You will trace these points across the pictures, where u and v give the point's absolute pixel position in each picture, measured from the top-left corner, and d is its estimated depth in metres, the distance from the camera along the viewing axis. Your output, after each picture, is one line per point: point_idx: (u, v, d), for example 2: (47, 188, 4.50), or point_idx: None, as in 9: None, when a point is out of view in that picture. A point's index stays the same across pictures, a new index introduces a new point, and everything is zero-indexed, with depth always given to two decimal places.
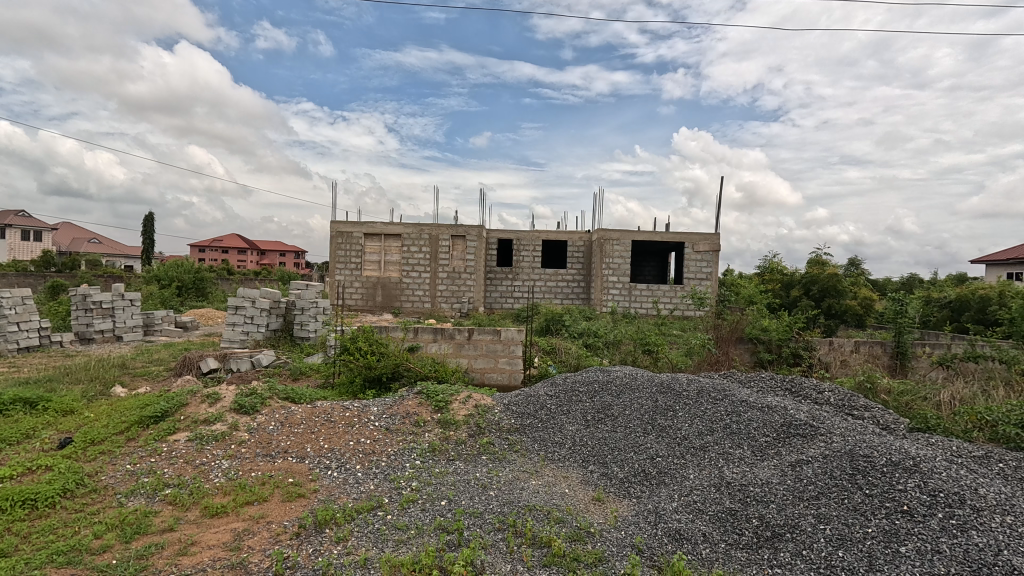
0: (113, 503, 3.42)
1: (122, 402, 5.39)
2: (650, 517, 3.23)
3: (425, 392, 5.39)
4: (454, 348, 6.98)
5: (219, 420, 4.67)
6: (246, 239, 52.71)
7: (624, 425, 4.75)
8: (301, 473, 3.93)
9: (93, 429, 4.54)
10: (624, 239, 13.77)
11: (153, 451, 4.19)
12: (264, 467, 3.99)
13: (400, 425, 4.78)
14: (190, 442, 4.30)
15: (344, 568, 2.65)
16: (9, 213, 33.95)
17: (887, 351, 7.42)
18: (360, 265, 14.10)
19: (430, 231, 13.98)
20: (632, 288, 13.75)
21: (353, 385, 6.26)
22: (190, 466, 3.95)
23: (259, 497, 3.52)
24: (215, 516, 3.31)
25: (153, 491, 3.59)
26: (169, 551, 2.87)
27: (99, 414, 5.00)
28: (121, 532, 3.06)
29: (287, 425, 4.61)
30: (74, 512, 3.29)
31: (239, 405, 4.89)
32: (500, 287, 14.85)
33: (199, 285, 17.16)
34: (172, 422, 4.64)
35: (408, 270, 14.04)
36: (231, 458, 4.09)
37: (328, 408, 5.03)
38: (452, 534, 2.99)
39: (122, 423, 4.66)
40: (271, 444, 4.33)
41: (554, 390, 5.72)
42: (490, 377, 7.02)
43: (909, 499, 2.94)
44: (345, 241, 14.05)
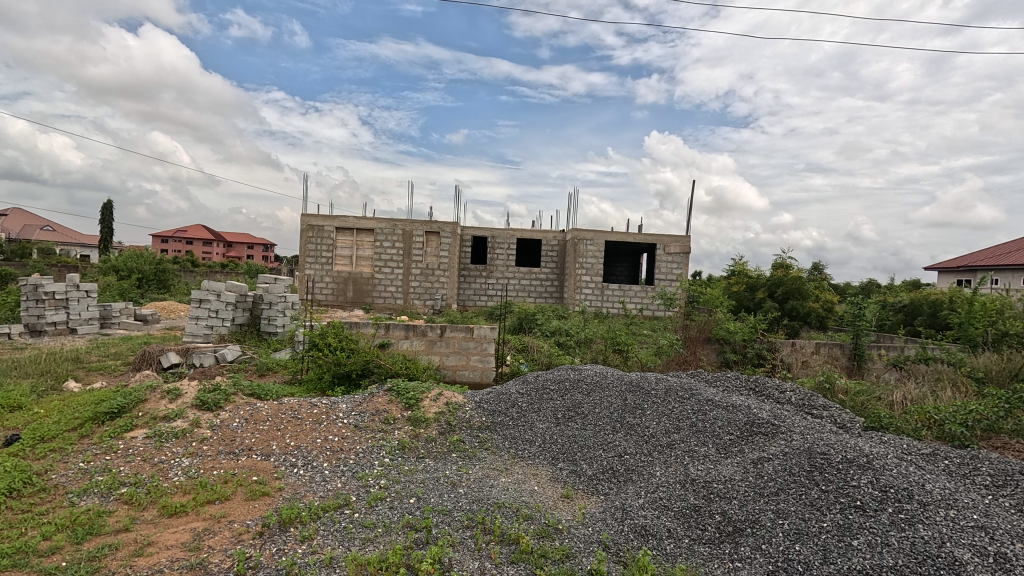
0: (64, 503, 3.27)
1: (75, 398, 5.16)
2: (616, 513, 3.29)
3: (396, 390, 5.34)
4: (426, 345, 6.94)
5: (180, 417, 4.52)
6: (212, 232, 51.27)
7: (594, 423, 4.81)
8: (266, 471, 3.84)
9: (42, 426, 4.34)
10: (598, 239, 13.91)
11: (108, 449, 4.01)
12: (226, 465, 3.89)
13: (369, 423, 4.73)
14: (148, 440, 4.15)
15: (308, 568, 2.61)
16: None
17: (845, 353, 7.73)
18: (331, 260, 13.86)
19: (403, 226, 13.82)
20: (604, 288, 13.92)
21: (321, 381, 6.15)
22: (148, 464, 3.81)
23: (221, 496, 3.42)
24: (173, 515, 3.20)
25: (107, 490, 3.45)
26: (123, 552, 2.76)
27: (50, 410, 4.77)
28: (72, 532, 2.93)
29: (252, 422, 4.50)
30: (20, 512, 3.13)
31: (201, 401, 4.75)
32: (473, 285, 14.82)
33: (161, 277, 16.53)
34: (129, 418, 4.47)
35: (380, 265, 13.87)
36: (191, 456, 3.96)
37: (295, 404, 4.93)
38: (420, 532, 2.97)
39: (75, 420, 4.47)
40: (234, 441, 4.22)
41: (525, 388, 5.74)
42: (462, 374, 7.00)
43: (862, 494, 3.08)
44: (316, 234, 13.79)
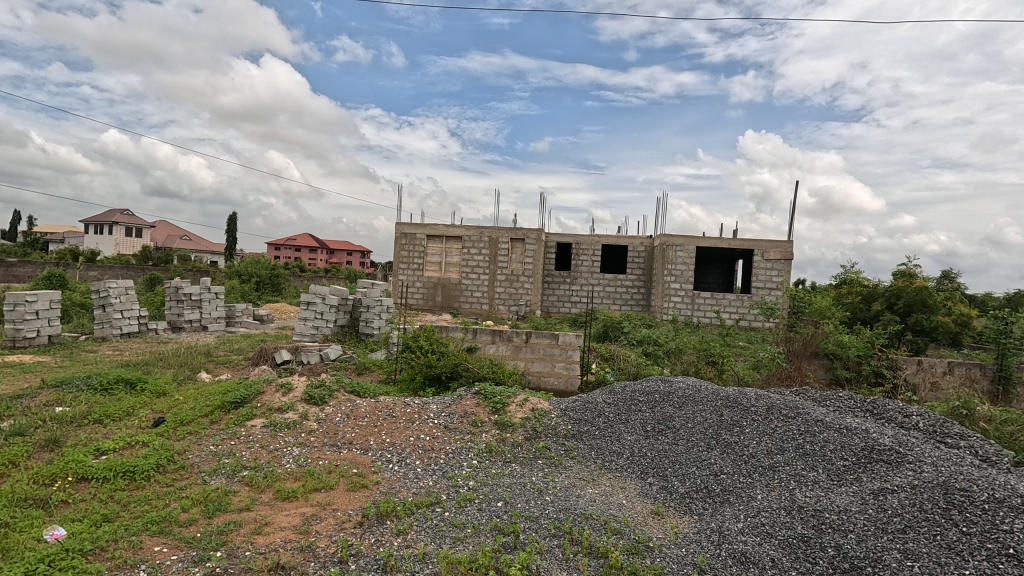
0: (199, 480, 3.69)
1: (207, 388, 5.83)
2: (712, 536, 3.10)
3: (483, 393, 5.46)
4: (512, 350, 7.02)
5: (291, 409, 4.96)
6: (317, 240, 56.00)
7: (686, 439, 4.58)
8: (364, 464, 4.09)
9: (182, 411, 4.95)
10: (688, 245, 13.32)
11: (233, 434, 4.49)
12: (331, 457, 4.19)
13: (458, 424, 4.87)
14: (266, 428, 4.59)
15: (404, 561, 2.72)
16: (117, 212, 39.48)
17: (987, 375, 6.72)
18: (422, 267, 14.52)
19: (489, 233, 14.15)
20: (695, 296, 13.27)
21: (413, 382, 6.44)
22: (265, 451, 4.21)
23: (326, 485, 3.69)
24: (286, 499, 3.49)
25: (232, 472, 3.85)
26: (245, 530, 3.05)
27: (188, 398, 5.44)
28: (204, 507, 3.29)
29: (352, 418, 4.83)
30: (165, 485, 3.57)
31: (309, 396, 5.16)
32: (557, 291, 14.81)
33: (275, 281, 18.29)
34: (250, 408, 4.98)
35: (467, 272, 14.29)
36: (301, 446, 4.32)
37: (390, 403, 5.21)
38: (508, 536, 3.00)
39: (207, 407, 5.05)
40: (337, 435, 4.54)
41: (612, 397, 5.60)
42: (547, 381, 6.99)
43: (1016, 542, 2.64)
44: (409, 242, 14.53)
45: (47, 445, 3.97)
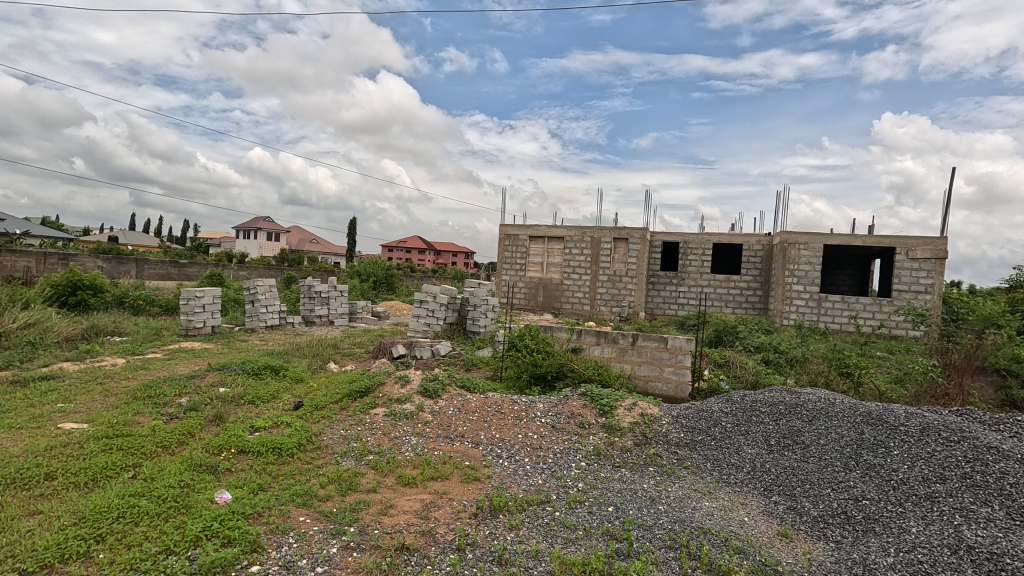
0: (333, 460, 4.07)
1: (336, 377, 6.43)
2: (856, 568, 2.76)
3: (589, 395, 5.40)
4: (618, 353, 6.86)
5: (409, 401, 5.30)
6: (426, 242, 59.34)
7: (818, 457, 4.14)
8: (476, 458, 4.24)
9: (317, 397, 5.50)
10: (814, 243, 12.07)
11: (360, 421, 4.90)
12: (445, 448, 4.40)
13: (565, 425, 4.86)
14: (387, 417, 4.95)
15: (518, 556, 2.77)
16: (261, 220, 45.13)
17: None
18: (525, 267, 14.74)
19: (592, 233, 13.97)
20: (822, 300, 11.99)
21: (519, 380, 6.48)
22: (388, 438, 4.54)
23: (442, 474, 3.88)
24: (407, 484, 3.72)
25: (360, 455, 4.19)
26: (373, 509, 3.29)
27: (321, 385, 6.04)
28: (338, 486, 3.62)
29: (463, 412, 5.03)
30: (306, 462, 3.98)
31: (424, 389, 5.47)
32: (663, 293, 14.22)
33: (389, 280, 19.69)
34: (373, 398, 5.40)
35: (569, 272, 14.25)
36: (418, 436, 4.59)
37: (499, 400, 5.35)
38: (621, 542, 2.93)
39: (338, 394, 5.56)
40: (451, 427, 4.76)
41: (729, 407, 5.24)
42: (654, 386, 6.72)
43: None
44: (512, 243, 14.84)
45: (214, 420, 4.63)
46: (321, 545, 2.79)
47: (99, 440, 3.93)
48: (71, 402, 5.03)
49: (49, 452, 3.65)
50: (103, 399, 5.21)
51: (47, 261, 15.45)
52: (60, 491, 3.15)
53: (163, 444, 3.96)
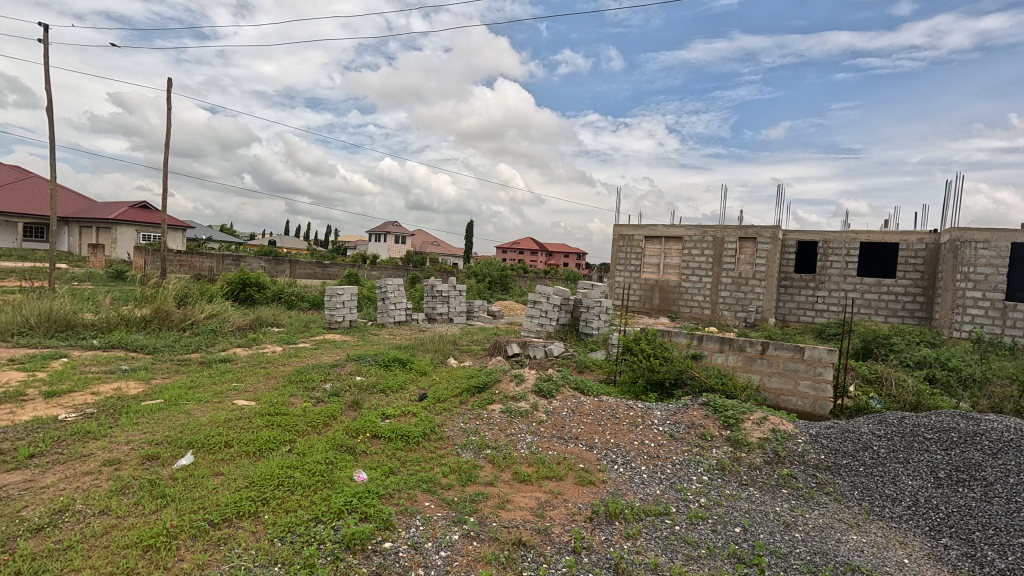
0: (453, 451, 4.29)
1: (455, 372, 6.79)
2: None
3: (712, 405, 5.06)
4: (744, 361, 6.35)
5: (523, 399, 5.42)
6: (539, 243, 60.31)
7: (1006, 498, 3.45)
8: (590, 461, 4.19)
9: (439, 390, 5.84)
10: (998, 241, 10.10)
11: (478, 415, 5.12)
12: (559, 448, 4.42)
13: (685, 435, 4.62)
14: (503, 413, 5.11)
15: (635, 567, 2.69)
16: (389, 225, 49.27)
17: None
18: (639, 269, 14.30)
19: (714, 233, 13.11)
20: (1009, 310, 9.99)
21: (634, 385, 6.17)
22: (504, 434, 4.68)
23: (556, 475, 3.90)
24: (523, 481, 3.80)
25: (478, 448, 4.37)
26: (491, 502, 3.41)
27: (442, 379, 6.41)
28: (458, 476, 3.81)
29: (577, 413, 5.03)
30: (430, 451, 4.25)
31: (539, 388, 5.55)
32: (796, 298, 12.88)
33: (504, 280, 20.30)
34: (490, 394, 5.61)
35: (688, 274, 13.50)
36: (533, 434, 4.67)
37: (613, 404, 5.25)
38: (750, 568, 2.70)
39: (458, 388, 5.86)
40: (565, 428, 4.77)
41: (883, 429, 4.58)
42: (787, 401, 6.10)
43: None
44: (626, 243, 14.47)
45: (352, 406, 5.14)
46: (444, 531, 2.96)
47: (264, 416, 4.57)
48: (243, 381, 5.92)
49: (227, 423, 4.33)
50: (266, 381, 6.05)
51: (225, 262, 18.35)
52: (236, 457, 3.72)
53: (312, 424, 4.49)
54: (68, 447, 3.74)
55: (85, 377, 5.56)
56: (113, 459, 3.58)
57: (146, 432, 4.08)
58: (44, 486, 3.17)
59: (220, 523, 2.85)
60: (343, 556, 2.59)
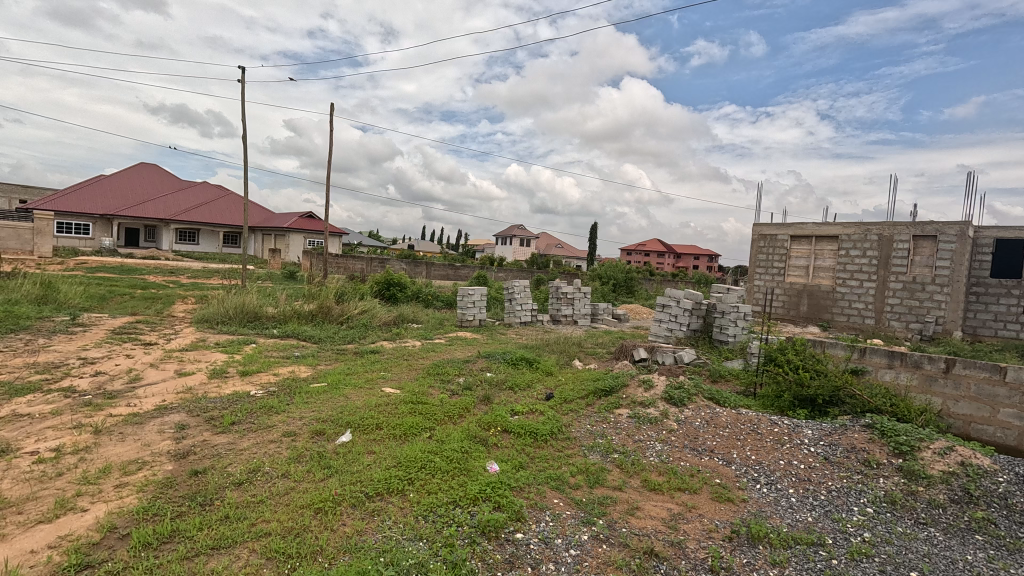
0: (580, 452, 4.29)
1: (581, 374, 6.78)
2: None
3: (878, 428, 4.41)
4: (921, 381, 5.43)
5: (653, 405, 5.24)
6: (666, 245, 57.69)
7: None
8: (728, 477, 3.91)
9: (565, 391, 5.88)
10: None
11: (605, 418, 5.06)
12: (692, 460, 4.19)
13: (843, 459, 4.08)
14: (631, 419, 4.99)
15: None
16: (515, 228, 50.86)
17: None
18: (783, 272, 12.97)
19: (880, 231, 11.41)
20: None
21: (778, 400, 5.51)
22: (632, 440, 4.56)
23: (689, 487, 3.70)
24: (653, 490, 3.67)
25: (605, 452, 4.32)
26: (620, 507, 3.35)
27: (568, 380, 6.45)
28: (586, 477, 3.80)
29: (712, 425, 4.74)
30: (557, 450, 4.30)
31: (669, 396, 5.33)
32: (992, 308, 10.78)
33: (630, 283, 19.76)
34: (617, 398, 5.51)
35: (845, 278, 11.88)
36: (663, 442, 4.49)
37: (754, 418, 4.85)
38: None
39: (584, 390, 5.85)
40: (698, 440, 4.52)
41: None
42: (981, 431, 5.08)
43: None
44: (768, 244, 13.21)
45: (484, 400, 5.41)
46: (573, 530, 2.98)
47: (407, 404, 5.01)
48: (389, 371, 6.55)
49: (377, 408, 4.83)
50: (408, 372, 6.64)
51: (372, 264, 20.47)
52: (385, 439, 4.14)
53: (448, 414, 4.82)
54: (257, 418, 4.47)
55: (268, 361, 6.61)
56: (290, 431, 4.20)
57: (314, 411, 4.72)
58: (242, 448, 3.83)
59: (373, 496, 3.19)
60: (479, 541, 2.74)
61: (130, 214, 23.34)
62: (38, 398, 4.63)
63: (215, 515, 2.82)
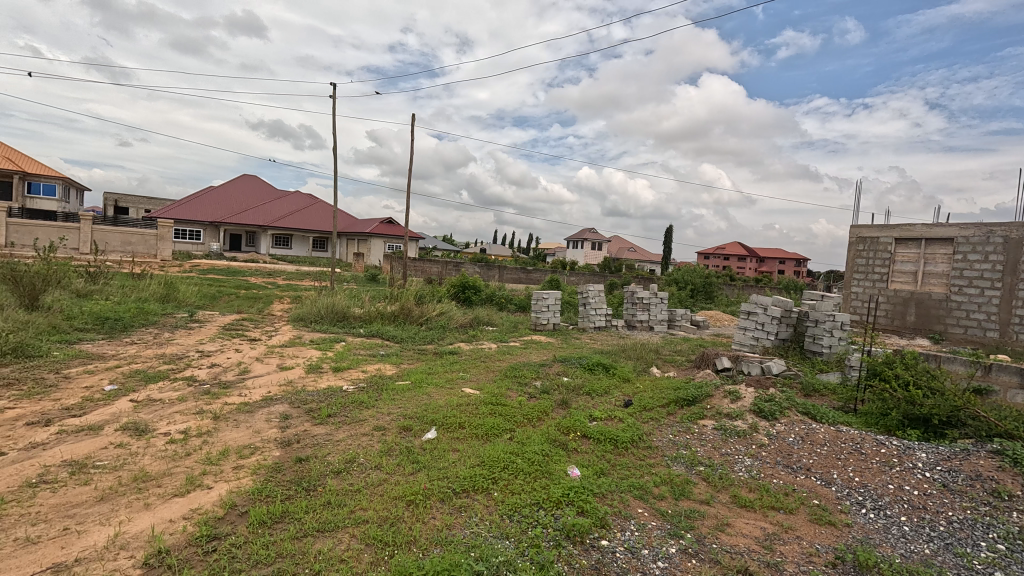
0: (664, 462, 4.17)
1: (660, 382, 6.59)
2: None
3: (1010, 455, 3.92)
4: None
5: (741, 418, 5.00)
6: (748, 248, 54.62)
7: None
8: (829, 498, 3.64)
9: (645, 398, 5.74)
10: None
11: (688, 429, 4.89)
12: (786, 478, 3.94)
13: (966, 487, 3.66)
14: (717, 431, 4.80)
15: None
16: (587, 232, 50.39)
17: None
18: (886, 278, 11.84)
19: (1006, 232, 10.15)
20: None
21: (885, 418, 5.04)
22: (718, 452, 4.38)
23: (785, 506, 3.48)
24: (744, 507, 3.49)
25: (690, 463, 4.17)
26: (708, 522, 3.22)
27: (647, 387, 6.29)
28: (671, 488, 3.69)
29: (809, 443, 4.44)
30: (639, 458, 4.21)
31: (758, 408, 5.07)
32: None
33: (708, 288, 18.91)
34: (701, 408, 5.31)
35: (961, 285, 10.66)
36: (753, 457, 4.27)
37: (857, 437, 4.49)
38: None
39: (664, 398, 5.69)
40: (793, 457, 4.25)
41: None
42: None
43: None
44: (868, 247, 12.16)
45: (562, 405, 5.41)
46: (660, 541, 2.91)
47: (488, 404, 5.13)
48: (468, 372, 6.74)
49: (459, 407, 4.99)
50: (486, 373, 6.78)
51: (448, 267, 21.11)
52: (468, 438, 4.26)
53: (528, 417, 4.88)
54: (350, 412, 4.78)
55: (357, 358, 7.02)
56: (379, 425, 4.44)
57: (401, 407, 4.96)
58: (338, 439, 4.11)
59: (460, 492, 3.30)
60: (564, 544, 2.75)
61: (234, 222, 25.74)
62: (167, 385, 5.25)
63: (319, 501, 3.05)
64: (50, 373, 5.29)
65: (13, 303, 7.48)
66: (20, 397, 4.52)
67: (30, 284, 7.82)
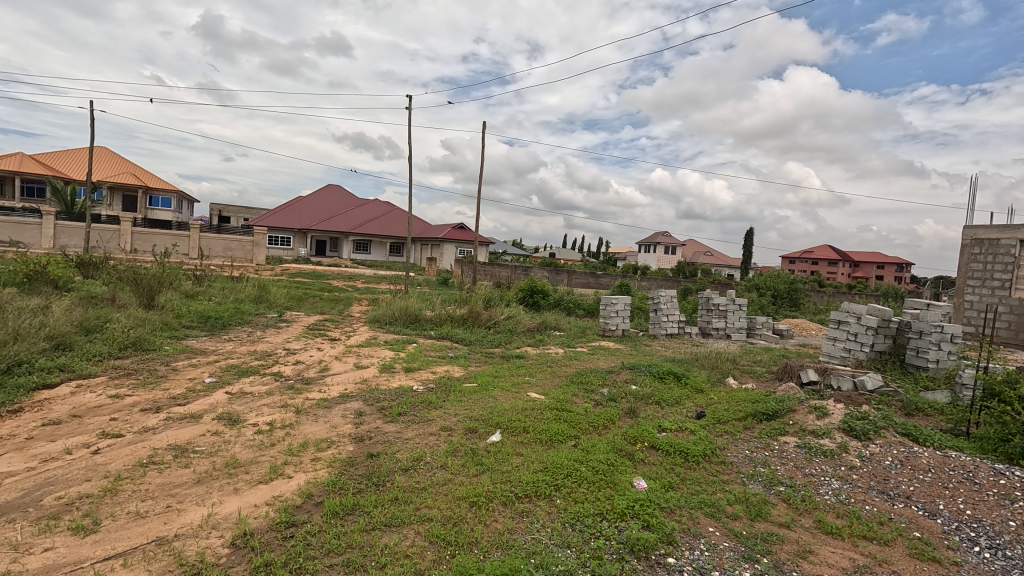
0: (739, 479, 3.93)
1: (737, 393, 6.23)
2: None
3: None
4: None
5: (828, 436, 4.60)
6: (841, 251, 50.38)
7: None
8: (932, 532, 3.25)
9: (719, 410, 5.44)
10: None
11: (767, 445, 4.57)
12: (880, 505, 3.58)
13: None
14: (800, 449, 4.45)
15: None
16: (660, 234, 48.90)
17: None
18: (1008, 285, 10.45)
19: None
20: None
21: (1005, 445, 4.39)
22: (801, 473, 4.05)
23: (879, 537, 3.15)
24: (831, 534, 3.20)
25: (769, 483, 3.89)
26: (788, 547, 2.99)
27: (721, 399, 5.97)
28: (746, 507, 3.47)
29: (909, 468, 4.01)
30: (711, 473, 3.99)
31: (849, 427, 4.66)
32: None
33: (793, 295, 17.66)
34: (782, 424, 4.96)
35: None
36: (841, 480, 3.91)
37: (968, 465, 3.99)
38: None
39: (741, 412, 5.35)
40: (888, 482, 3.85)
41: None
42: None
43: None
44: (985, 249, 10.87)
45: (629, 413, 5.26)
46: (733, 564, 2.74)
47: (553, 410, 5.09)
48: (534, 377, 6.74)
49: (525, 412, 5.00)
50: (552, 378, 6.75)
51: (517, 271, 21.31)
52: (532, 442, 4.26)
53: (594, 425, 4.79)
54: (419, 411, 4.93)
55: (427, 360, 7.25)
56: (446, 425, 4.56)
57: (467, 409, 5.06)
58: (407, 437, 4.25)
59: (523, 497, 3.30)
60: (628, 559, 2.67)
61: (319, 228, 27.57)
62: (257, 379, 5.72)
63: (387, 497, 3.17)
64: (161, 365, 5.93)
65: (134, 303, 8.48)
66: (136, 386, 5.10)
67: (147, 286, 8.80)
